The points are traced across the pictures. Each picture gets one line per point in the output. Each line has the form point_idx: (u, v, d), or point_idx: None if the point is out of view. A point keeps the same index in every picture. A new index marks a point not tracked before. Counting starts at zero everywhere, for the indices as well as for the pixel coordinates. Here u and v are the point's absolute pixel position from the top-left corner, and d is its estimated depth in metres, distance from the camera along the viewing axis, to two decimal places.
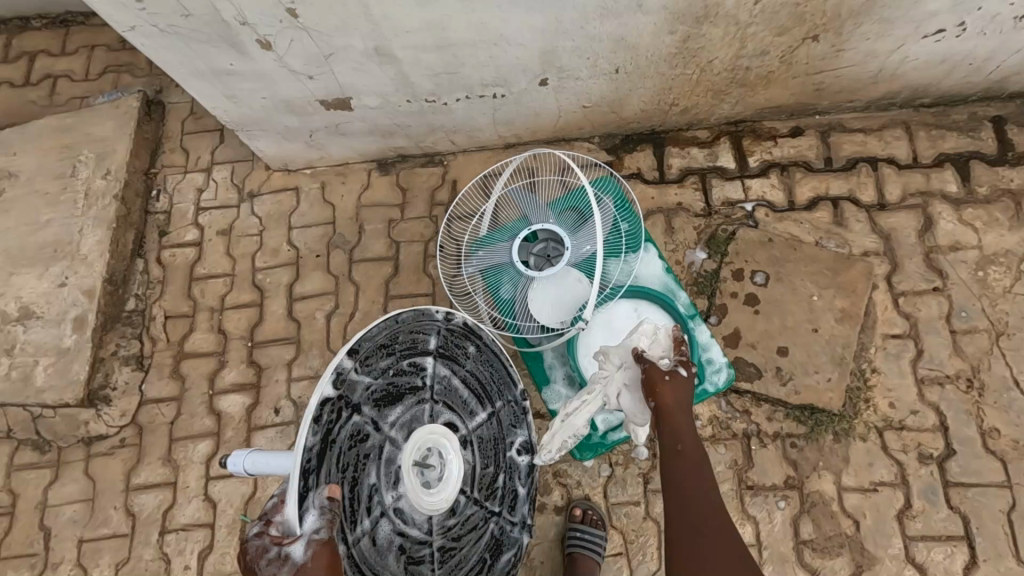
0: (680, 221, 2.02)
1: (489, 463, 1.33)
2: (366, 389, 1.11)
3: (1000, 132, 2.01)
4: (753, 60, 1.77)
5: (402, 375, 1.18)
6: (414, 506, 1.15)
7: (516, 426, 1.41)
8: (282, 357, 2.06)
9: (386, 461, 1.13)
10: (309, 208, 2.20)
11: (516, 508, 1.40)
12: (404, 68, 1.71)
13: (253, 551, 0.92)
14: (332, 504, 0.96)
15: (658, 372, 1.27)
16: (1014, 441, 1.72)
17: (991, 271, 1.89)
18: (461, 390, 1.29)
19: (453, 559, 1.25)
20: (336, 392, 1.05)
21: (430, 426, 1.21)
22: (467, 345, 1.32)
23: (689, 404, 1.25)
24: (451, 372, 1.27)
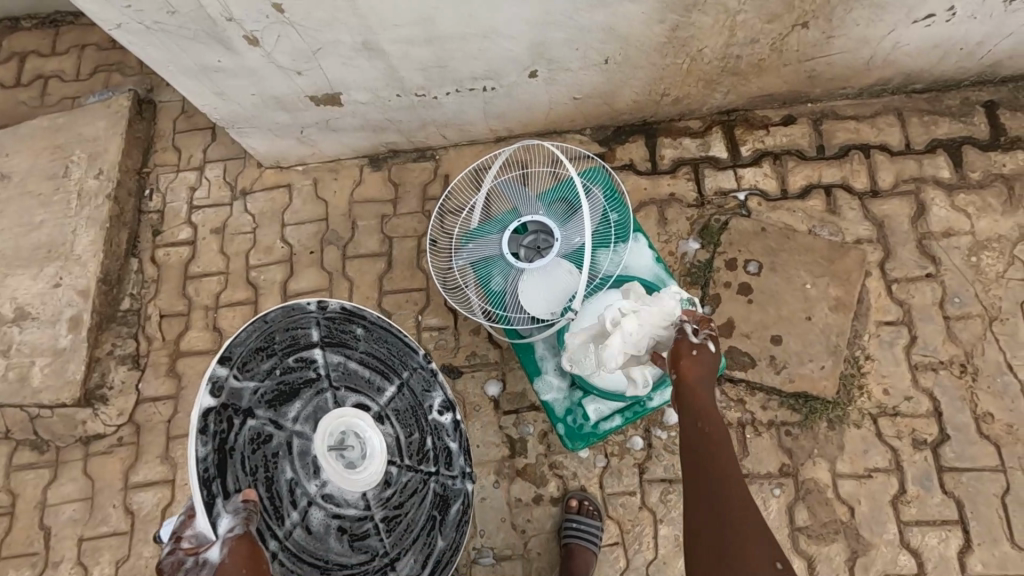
0: (673, 211, 2.01)
1: (413, 431, 1.34)
2: (255, 392, 1.16)
3: (993, 117, 2.01)
4: (744, 48, 1.76)
5: (291, 372, 1.22)
6: (341, 487, 1.19)
7: (430, 390, 1.39)
8: None
9: (299, 454, 1.17)
10: (303, 205, 2.21)
11: (453, 462, 1.39)
12: (393, 62, 1.71)
13: (168, 567, 1.00)
14: (244, 505, 1.05)
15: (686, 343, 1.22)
16: (1008, 426, 1.72)
17: (985, 257, 1.89)
18: (362, 370, 1.30)
19: (402, 525, 1.27)
20: (216, 402, 1.11)
21: (337, 411, 1.23)
22: (353, 328, 1.31)
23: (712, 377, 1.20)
24: (345, 357, 1.28)
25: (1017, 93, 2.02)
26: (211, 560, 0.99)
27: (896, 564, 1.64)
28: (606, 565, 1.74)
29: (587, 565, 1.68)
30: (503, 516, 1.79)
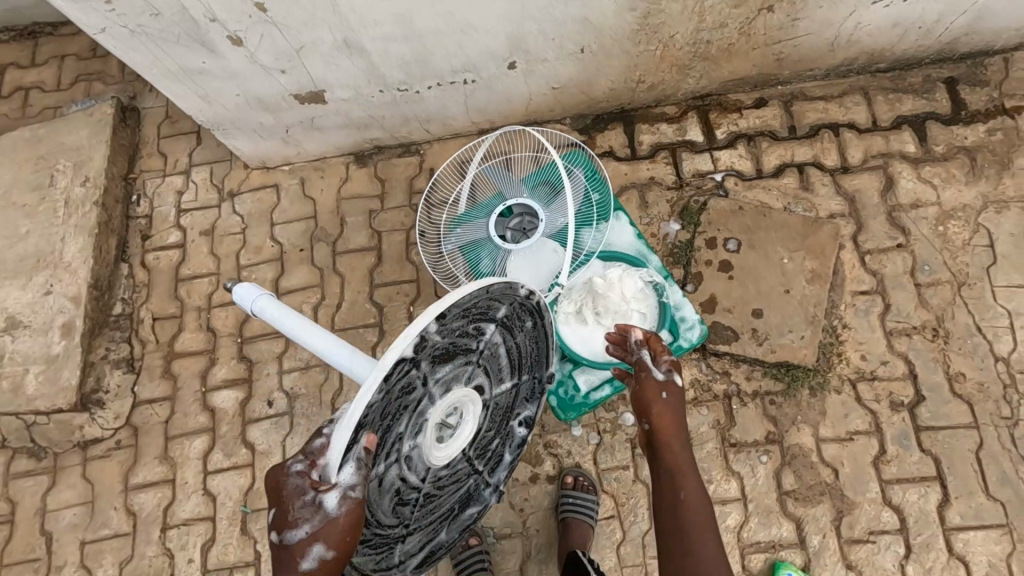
0: (653, 194, 2.08)
1: (493, 427, 1.35)
2: (433, 347, 1.04)
3: (953, 93, 2.10)
4: (713, 34, 1.83)
5: (464, 337, 1.12)
6: (424, 455, 1.17)
7: (529, 399, 1.43)
8: (272, 350, 2.09)
9: (417, 413, 1.11)
10: (290, 204, 2.24)
11: (496, 471, 1.45)
12: (375, 59, 1.75)
13: (292, 487, 0.99)
14: (365, 455, 0.97)
15: (654, 381, 1.19)
16: (979, 384, 1.80)
17: (951, 225, 1.97)
18: (503, 357, 1.26)
19: (431, 504, 1.29)
20: (411, 351, 0.97)
21: (465, 388, 1.19)
22: (527, 319, 1.26)
23: (683, 424, 1.18)
24: (503, 340, 1.23)
25: (976, 68, 2.11)
26: (327, 506, 0.96)
27: (879, 520, 1.71)
28: (603, 538, 1.79)
29: (585, 539, 1.72)
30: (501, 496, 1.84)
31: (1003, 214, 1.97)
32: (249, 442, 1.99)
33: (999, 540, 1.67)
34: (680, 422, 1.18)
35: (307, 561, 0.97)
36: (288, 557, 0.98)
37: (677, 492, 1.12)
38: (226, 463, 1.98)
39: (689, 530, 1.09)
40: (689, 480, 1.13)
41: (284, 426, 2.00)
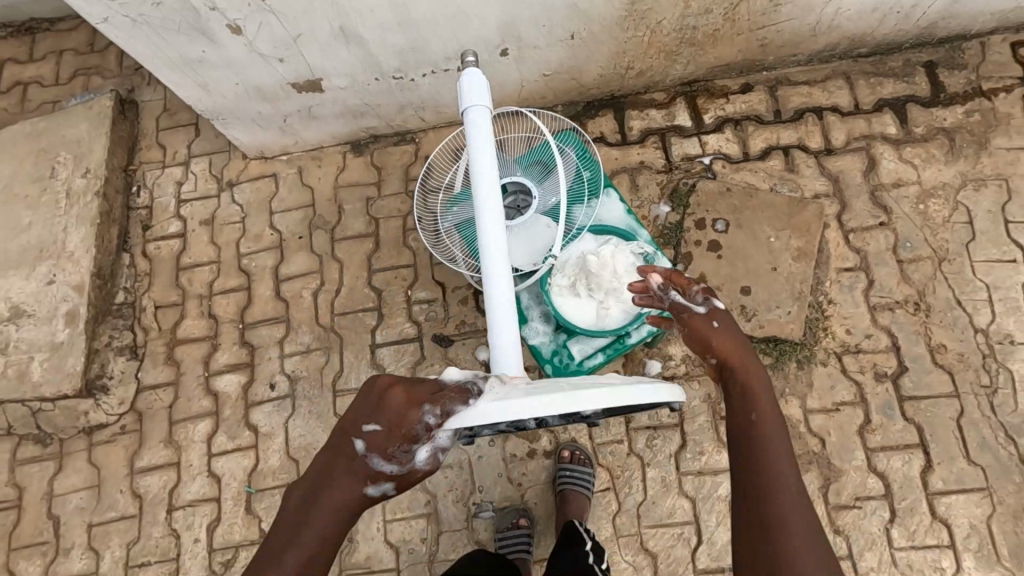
0: (643, 178, 2.14)
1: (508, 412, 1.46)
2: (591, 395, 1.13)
3: (932, 76, 2.17)
4: (698, 19, 1.89)
5: None
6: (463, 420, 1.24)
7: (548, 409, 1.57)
8: (273, 335, 2.13)
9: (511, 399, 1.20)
10: (289, 192, 2.28)
11: None
12: (371, 46, 1.79)
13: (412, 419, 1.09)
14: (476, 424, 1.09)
15: (699, 314, 1.27)
16: (959, 355, 1.86)
17: (932, 203, 2.04)
18: None
19: None
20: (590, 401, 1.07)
21: None
22: None
23: (743, 348, 1.24)
24: None
25: (954, 53, 2.18)
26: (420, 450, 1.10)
27: (865, 487, 1.77)
28: (599, 510, 1.84)
29: (582, 509, 1.77)
30: (499, 471, 1.89)
31: (981, 191, 2.04)
32: (252, 424, 2.03)
33: (980, 503, 1.73)
34: (738, 344, 1.24)
35: (373, 488, 1.11)
36: (360, 474, 1.10)
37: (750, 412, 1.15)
38: (229, 445, 2.02)
39: (760, 443, 1.11)
40: (760, 398, 1.17)
41: (286, 408, 2.05)
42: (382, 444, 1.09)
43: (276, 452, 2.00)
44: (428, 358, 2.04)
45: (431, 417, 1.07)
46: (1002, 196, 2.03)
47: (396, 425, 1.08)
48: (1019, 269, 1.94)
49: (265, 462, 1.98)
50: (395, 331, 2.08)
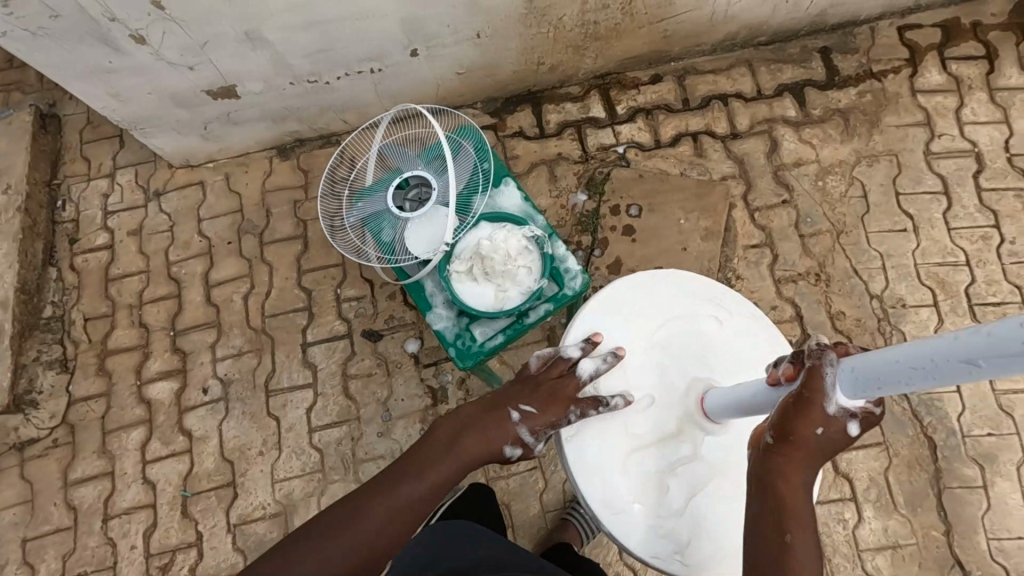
0: (561, 169, 2.24)
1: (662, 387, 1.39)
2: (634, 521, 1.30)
3: (828, 60, 2.30)
4: (599, 14, 1.98)
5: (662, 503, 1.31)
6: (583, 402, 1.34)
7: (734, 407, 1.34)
8: (205, 340, 2.15)
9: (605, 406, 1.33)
10: (216, 199, 2.31)
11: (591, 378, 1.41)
12: (279, 50, 1.84)
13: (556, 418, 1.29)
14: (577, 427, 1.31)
15: (821, 412, 0.98)
16: (857, 320, 1.99)
17: (829, 180, 2.17)
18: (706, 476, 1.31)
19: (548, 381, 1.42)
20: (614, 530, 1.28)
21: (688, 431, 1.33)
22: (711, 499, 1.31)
23: (827, 450, 1.03)
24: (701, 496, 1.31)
25: (846, 38, 2.32)
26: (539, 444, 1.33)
27: None
28: (526, 488, 1.93)
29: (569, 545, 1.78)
30: None
31: (874, 166, 2.17)
32: (185, 429, 2.05)
33: (878, 456, 1.84)
34: (830, 452, 1.04)
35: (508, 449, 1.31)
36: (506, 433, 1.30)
37: (785, 527, 1.04)
38: (164, 451, 2.04)
39: (785, 556, 1.02)
40: (801, 515, 1.05)
41: (220, 411, 2.07)
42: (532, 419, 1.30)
43: (211, 455, 2.02)
44: (359, 353, 2.08)
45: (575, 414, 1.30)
46: (893, 169, 2.16)
47: (547, 407, 1.30)
48: (909, 237, 2.08)
49: (199, 465, 2.00)
50: (326, 329, 2.12)
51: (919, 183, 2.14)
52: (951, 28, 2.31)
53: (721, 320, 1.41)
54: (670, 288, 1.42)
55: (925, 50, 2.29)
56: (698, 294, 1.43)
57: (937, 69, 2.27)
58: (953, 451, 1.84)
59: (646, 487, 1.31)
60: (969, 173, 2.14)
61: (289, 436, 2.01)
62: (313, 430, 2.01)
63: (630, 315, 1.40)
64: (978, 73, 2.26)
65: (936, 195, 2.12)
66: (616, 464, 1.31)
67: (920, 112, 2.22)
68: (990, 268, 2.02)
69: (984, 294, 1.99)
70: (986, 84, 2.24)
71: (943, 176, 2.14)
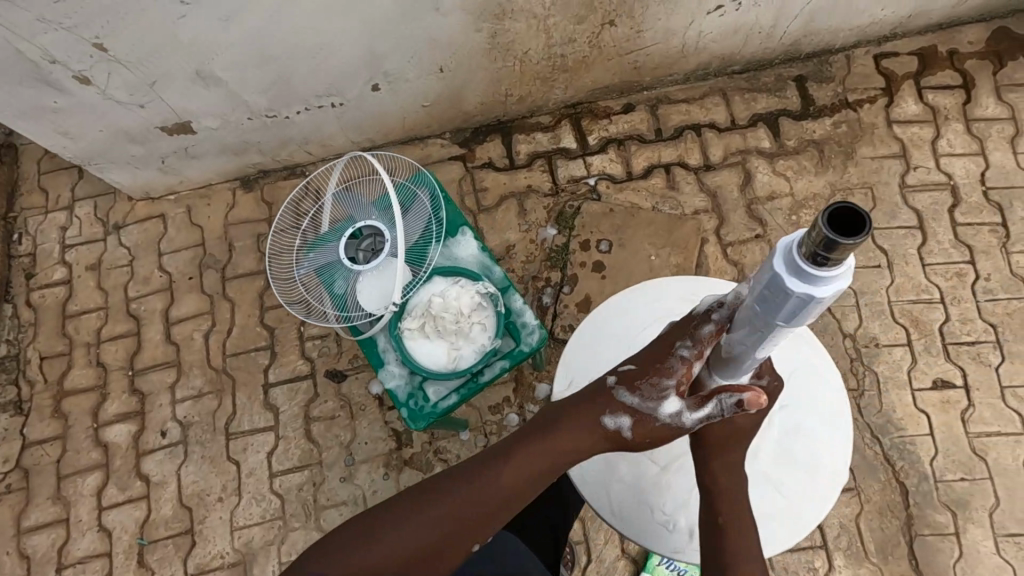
0: (531, 202, 2.19)
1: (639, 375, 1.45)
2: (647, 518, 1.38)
3: (803, 89, 2.26)
4: (565, 48, 1.92)
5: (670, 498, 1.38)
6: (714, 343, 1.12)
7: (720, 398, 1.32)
8: (164, 381, 2.09)
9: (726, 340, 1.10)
10: (178, 232, 2.25)
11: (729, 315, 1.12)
12: (233, 88, 1.78)
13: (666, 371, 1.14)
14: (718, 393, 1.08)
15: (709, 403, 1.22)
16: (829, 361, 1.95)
17: (803, 214, 2.13)
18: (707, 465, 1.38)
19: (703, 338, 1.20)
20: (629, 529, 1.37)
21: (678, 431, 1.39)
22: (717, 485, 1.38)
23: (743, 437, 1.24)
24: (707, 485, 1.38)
25: (822, 66, 2.28)
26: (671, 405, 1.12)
27: None
28: None
29: None
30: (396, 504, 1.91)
31: (849, 200, 2.14)
32: (143, 474, 2.00)
33: (849, 502, 1.81)
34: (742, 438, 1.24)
35: (609, 420, 1.15)
36: (604, 401, 1.15)
37: (718, 511, 1.19)
38: (120, 497, 1.98)
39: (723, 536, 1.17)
40: (736, 500, 1.20)
41: (178, 455, 2.01)
42: (631, 376, 1.16)
43: (168, 502, 1.96)
44: (322, 395, 2.02)
45: (685, 349, 1.13)
46: (867, 203, 2.13)
47: (649, 365, 1.15)
48: (883, 273, 2.04)
49: (157, 512, 1.95)
50: (288, 370, 2.06)
51: (894, 217, 2.10)
52: (928, 56, 2.27)
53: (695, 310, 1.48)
54: (638, 297, 1.50)
55: (901, 79, 2.25)
56: (669, 293, 1.50)
57: (913, 99, 2.23)
58: (925, 497, 1.81)
59: (649, 487, 1.38)
60: (944, 208, 2.10)
61: (249, 482, 1.96)
62: (274, 476, 1.96)
63: (605, 336, 1.48)
64: (954, 103, 2.22)
65: (911, 230, 2.08)
66: (617, 471, 1.39)
67: (896, 143, 2.18)
68: (965, 305, 1.99)
69: (959, 334, 1.95)
70: (963, 115, 2.21)
71: (919, 210, 2.10)
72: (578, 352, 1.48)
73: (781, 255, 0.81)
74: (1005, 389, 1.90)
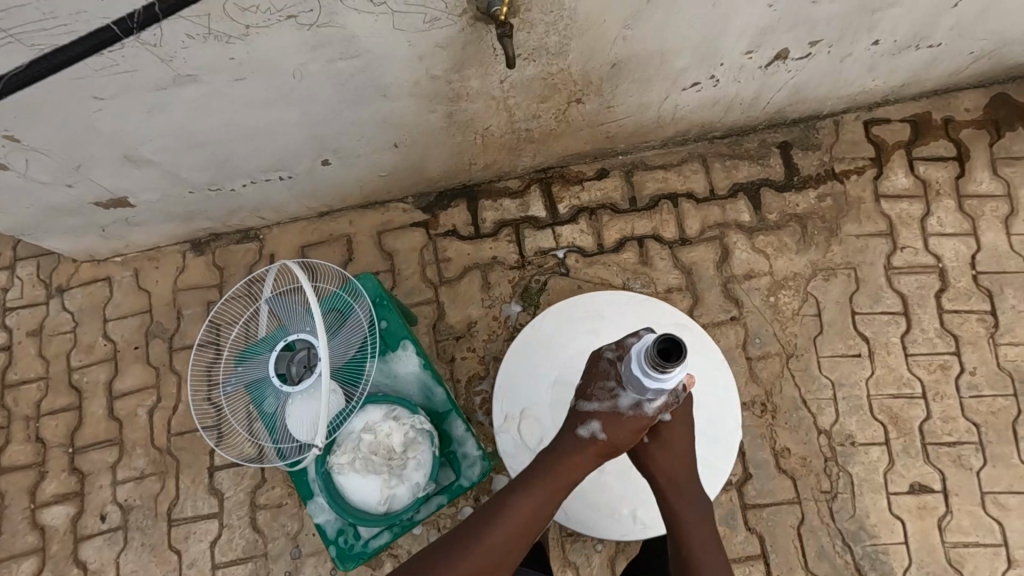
0: (495, 275, 2.07)
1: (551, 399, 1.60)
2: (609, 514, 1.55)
3: (787, 157, 2.13)
4: (529, 123, 1.79)
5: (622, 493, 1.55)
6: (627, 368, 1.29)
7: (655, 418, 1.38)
8: (106, 460, 1.99)
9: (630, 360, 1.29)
10: (124, 297, 2.13)
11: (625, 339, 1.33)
12: (168, 167, 1.65)
13: (610, 384, 1.31)
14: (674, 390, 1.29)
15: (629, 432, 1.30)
16: (802, 459, 1.86)
17: (782, 295, 2.01)
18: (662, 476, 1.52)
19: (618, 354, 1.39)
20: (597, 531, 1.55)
21: None
22: None
23: (683, 453, 1.39)
24: None
25: (808, 132, 2.15)
26: (625, 406, 1.29)
27: None
28: None
29: None
30: None
31: (831, 281, 2.02)
32: (81, 561, 1.91)
33: None
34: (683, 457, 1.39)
35: (583, 431, 1.31)
36: (574, 420, 1.34)
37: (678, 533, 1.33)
38: None
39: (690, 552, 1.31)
40: (692, 514, 1.35)
41: (118, 540, 1.92)
42: (584, 391, 1.35)
43: None
44: (269, 480, 1.92)
45: (610, 353, 1.33)
46: (850, 285, 2.01)
47: (592, 385, 1.34)
48: (863, 363, 1.93)
49: None
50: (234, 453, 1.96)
51: (877, 302, 1.99)
52: (921, 124, 2.13)
53: (601, 327, 1.65)
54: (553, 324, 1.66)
55: (892, 148, 2.12)
56: (575, 317, 1.67)
57: (903, 171, 2.10)
58: None
59: (593, 490, 1.56)
60: (931, 292, 1.99)
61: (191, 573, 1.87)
62: (217, 568, 1.87)
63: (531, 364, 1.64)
64: (947, 176, 2.09)
65: (895, 316, 1.97)
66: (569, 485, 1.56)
67: (882, 220, 2.06)
68: (947, 402, 1.88)
69: (940, 434, 1.86)
70: (955, 190, 2.08)
71: (904, 295, 1.99)
72: (510, 387, 1.64)
73: (636, 362, 1.19)
74: (986, 495, 1.80)
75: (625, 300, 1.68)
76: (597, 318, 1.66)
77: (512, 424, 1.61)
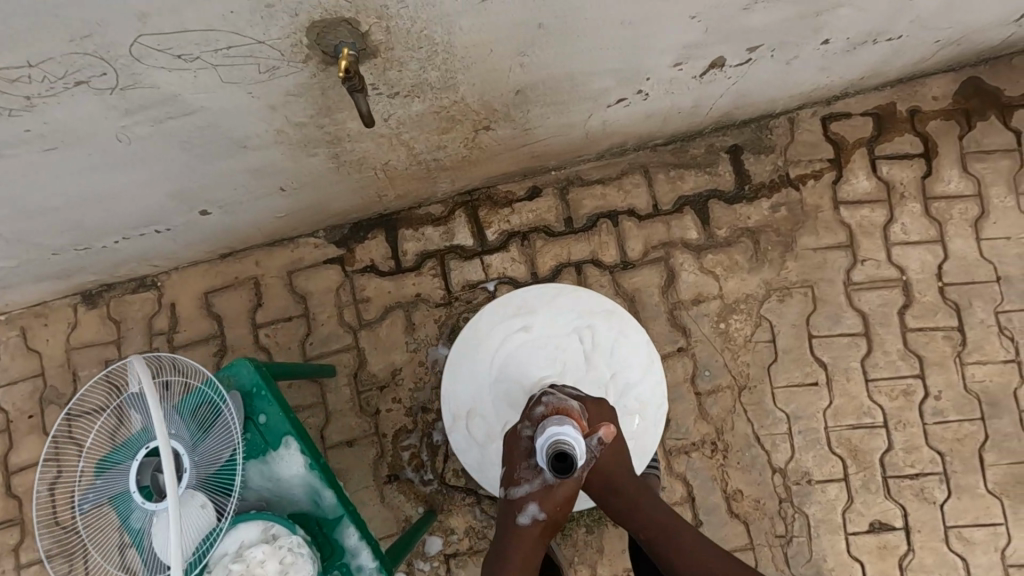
0: (420, 314, 1.88)
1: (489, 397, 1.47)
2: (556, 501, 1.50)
3: (737, 163, 1.91)
4: (434, 154, 1.55)
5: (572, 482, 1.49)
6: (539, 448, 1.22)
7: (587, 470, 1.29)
8: (6, 543, 1.83)
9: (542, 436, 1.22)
10: (11, 361, 1.92)
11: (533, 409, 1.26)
12: (15, 235, 1.43)
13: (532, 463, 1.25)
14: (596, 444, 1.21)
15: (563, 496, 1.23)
16: (755, 501, 1.74)
17: (733, 321, 1.84)
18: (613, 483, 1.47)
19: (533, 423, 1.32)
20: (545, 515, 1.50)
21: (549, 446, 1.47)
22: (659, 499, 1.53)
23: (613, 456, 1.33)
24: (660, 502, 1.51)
25: (761, 132, 1.92)
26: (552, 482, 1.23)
27: None
28: None
29: None
30: None
31: (786, 302, 1.84)
32: None
33: None
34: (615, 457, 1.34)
35: (524, 518, 1.25)
36: (509, 508, 1.27)
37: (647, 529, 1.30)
38: None
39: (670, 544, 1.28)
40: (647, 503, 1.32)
41: None
42: (510, 475, 1.28)
43: None
44: None
45: (526, 432, 1.26)
46: (807, 305, 1.84)
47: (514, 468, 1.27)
48: (821, 392, 1.78)
49: None
50: None
51: (837, 323, 1.82)
52: (886, 117, 1.91)
53: (534, 322, 1.49)
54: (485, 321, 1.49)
55: (853, 147, 1.91)
56: (506, 313, 1.50)
57: (865, 172, 1.90)
58: None
59: None
60: (894, 309, 1.82)
61: None
62: None
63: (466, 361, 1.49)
64: (912, 176, 1.89)
65: (855, 338, 1.81)
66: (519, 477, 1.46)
67: (842, 230, 1.87)
68: (911, 431, 1.75)
69: (901, 466, 1.74)
70: (921, 192, 1.88)
71: (865, 313, 1.82)
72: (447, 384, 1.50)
73: (542, 455, 1.15)
74: (949, 530, 1.70)
75: (553, 288, 1.51)
76: (528, 309, 1.50)
77: (459, 423, 1.48)
